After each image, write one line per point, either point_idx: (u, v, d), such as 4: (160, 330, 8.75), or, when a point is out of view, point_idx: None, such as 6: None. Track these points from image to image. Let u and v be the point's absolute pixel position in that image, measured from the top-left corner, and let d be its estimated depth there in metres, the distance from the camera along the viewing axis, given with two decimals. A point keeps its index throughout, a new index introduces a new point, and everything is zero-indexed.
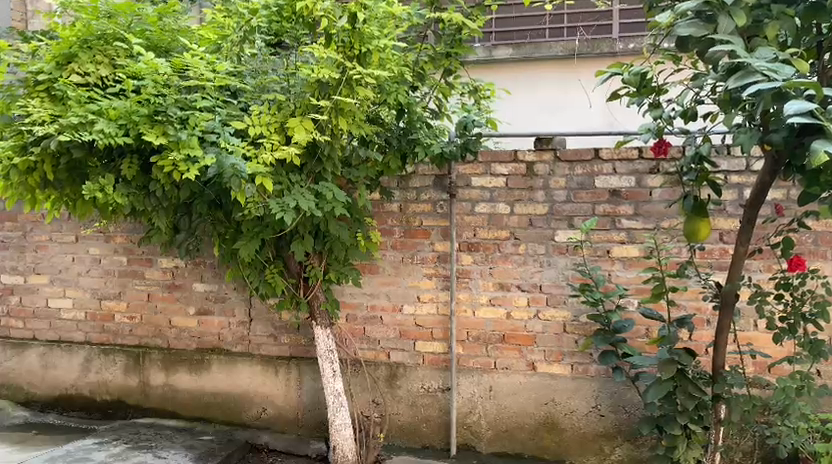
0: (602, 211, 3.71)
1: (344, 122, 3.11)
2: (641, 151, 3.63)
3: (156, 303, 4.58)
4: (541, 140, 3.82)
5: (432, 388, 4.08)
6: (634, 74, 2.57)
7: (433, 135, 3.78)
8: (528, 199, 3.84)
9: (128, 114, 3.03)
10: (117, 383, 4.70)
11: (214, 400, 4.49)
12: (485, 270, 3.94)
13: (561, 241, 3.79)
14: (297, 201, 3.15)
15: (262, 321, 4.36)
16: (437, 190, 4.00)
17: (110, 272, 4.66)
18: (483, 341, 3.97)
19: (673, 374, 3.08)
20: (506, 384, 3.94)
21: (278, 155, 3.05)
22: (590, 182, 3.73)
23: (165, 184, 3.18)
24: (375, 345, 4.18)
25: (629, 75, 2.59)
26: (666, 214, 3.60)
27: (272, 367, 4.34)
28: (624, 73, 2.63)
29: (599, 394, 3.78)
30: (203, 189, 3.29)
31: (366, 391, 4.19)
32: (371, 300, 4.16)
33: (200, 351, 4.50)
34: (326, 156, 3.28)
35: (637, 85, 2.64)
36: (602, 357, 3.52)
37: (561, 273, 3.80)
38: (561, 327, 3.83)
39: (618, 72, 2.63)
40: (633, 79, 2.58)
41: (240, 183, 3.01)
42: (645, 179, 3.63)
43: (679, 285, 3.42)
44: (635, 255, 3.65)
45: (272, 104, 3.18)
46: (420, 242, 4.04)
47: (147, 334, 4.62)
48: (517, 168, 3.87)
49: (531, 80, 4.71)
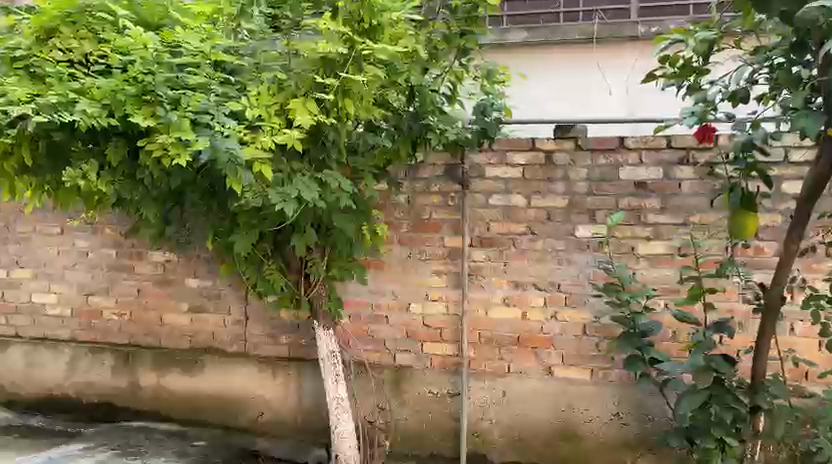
0: (628, 205, 3.44)
1: (351, 103, 2.85)
2: (670, 140, 3.37)
3: (148, 299, 4.31)
4: (562, 128, 3.55)
5: (440, 393, 3.81)
6: (702, 40, 2.38)
7: (447, 121, 3.48)
8: (546, 190, 3.57)
9: (113, 93, 2.75)
10: (105, 384, 4.42)
11: (208, 403, 4.21)
12: (499, 268, 3.67)
13: (582, 237, 3.52)
14: (300, 191, 2.86)
15: (259, 319, 4.08)
16: (448, 181, 3.72)
17: (98, 266, 4.38)
18: (496, 343, 3.71)
19: (709, 383, 2.85)
20: (520, 389, 3.68)
21: (278, 139, 2.79)
22: (615, 173, 3.46)
23: (153, 171, 2.89)
24: (380, 346, 3.90)
25: (696, 42, 2.40)
26: (696, 208, 3.34)
27: (270, 368, 4.07)
28: (690, 40, 2.45)
29: (621, 401, 3.52)
30: (195, 178, 2.99)
31: (370, 396, 3.91)
32: (377, 298, 3.88)
33: (193, 351, 4.23)
34: (331, 141, 3.01)
35: (702, 55, 2.43)
36: (630, 362, 3.26)
37: (581, 271, 3.54)
38: (581, 329, 3.56)
39: (683, 39, 2.49)
40: (700, 45, 2.40)
41: (236, 169, 2.72)
42: (674, 170, 3.37)
43: (715, 285, 3.14)
44: (663, 253, 3.39)
45: (271, 84, 2.91)
46: (429, 236, 3.76)
47: (137, 332, 4.35)
48: (536, 157, 3.59)
49: (550, 67, 4.39)
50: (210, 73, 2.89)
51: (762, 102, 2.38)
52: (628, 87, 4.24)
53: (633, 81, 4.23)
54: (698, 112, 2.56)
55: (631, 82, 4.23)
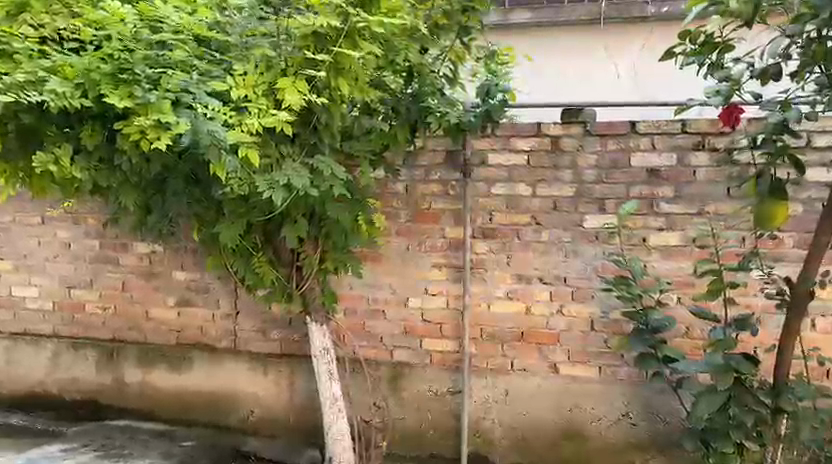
0: (639, 193, 3.25)
1: (346, 83, 2.65)
2: (685, 124, 3.18)
3: (132, 292, 4.10)
4: (569, 112, 3.34)
5: (440, 392, 3.61)
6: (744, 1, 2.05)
7: (447, 105, 3.30)
8: (552, 178, 3.37)
9: (86, 71, 2.53)
10: (88, 382, 4.22)
11: (196, 401, 4.01)
12: (503, 260, 3.47)
13: (590, 228, 3.32)
14: (289, 178, 2.66)
15: (249, 313, 3.89)
16: (448, 169, 3.51)
17: (81, 258, 4.17)
18: (499, 339, 3.51)
19: (731, 384, 2.64)
20: (524, 388, 3.49)
21: (266, 121, 2.59)
22: (626, 160, 3.26)
23: (131, 157, 2.67)
24: (377, 342, 3.70)
25: (736, 2, 2.05)
26: (712, 197, 3.15)
27: (261, 364, 3.88)
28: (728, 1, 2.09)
29: (630, 401, 3.33)
30: (177, 165, 2.78)
31: (366, 395, 3.72)
32: (373, 291, 3.68)
33: (180, 347, 4.03)
34: (324, 124, 2.80)
35: (744, 20, 2.08)
36: (642, 361, 3.05)
37: (588, 264, 3.34)
38: (589, 325, 3.37)
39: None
40: (741, 7, 2.06)
41: (219, 154, 2.52)
42: (689, 156, 3.17)
43: (735, 278, 2.94)
44: (676, 244, 3.20)
45: (258, 62, 2.68)
46: (428, 227, 3.56)
47: (121, 327, 4.15)
48: (541, 143, 3.38)
49: (556, 49, 4.17)
50: (194, 49, 2.72)
51: (796, 80, 2.20)
52: (637, 76, 4.06)
53: (643, 65, 4.04)
54: (724, 91, 2.37)
55: (641, 69, 4.05)
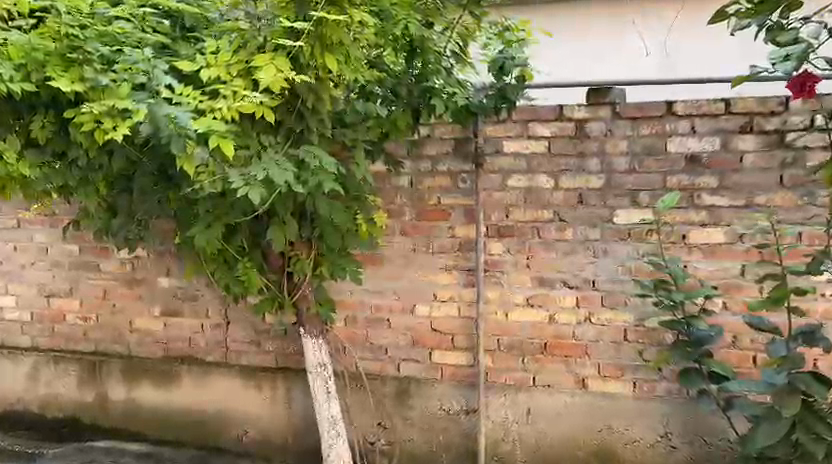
0: (678, 184, 2.84)
1: (334, 59, 2.26)
2: (729, 103, 2.78)
3: (115, 301, 3.75)
4: (596, 92, 2.94)
5: (452, 410, 3.22)
6: None
7: (455, 85, 2.92)
8: (577, 168, 2.96)
9: (32, 51, 2.14)
10: (70, 399, 3.87)
11: (185, 420, 3.66)
12: (521, 262, 3.07)
13: (621, 224, 2.92)
14: (267, 172, 2.26)
15: (241, 323, 3.52)
16: (458, 160, 3.11)
17: (59, 264, 3.82)
18: (517, 350, 3.11)
19: (798, 409, 2.24)
20: (548, 406, 3.09)
21: (240, 105, 2.20)
22: (661, 146, 2.86)
23: (87, 151, 2.31)
24: (381, 355, 3.31)
25: None
26: (762, 187, 2.75)
27: (254, 380, 3.52)
28: None
29: (670, 420, 2.92)
30: (141, 160, 2.41)
31: (370, 414, 3.34)
32: (376, 298, 3.29)
33: (167, 361, 3.67)
34: (310, 108, 2.41)
35: None
36: (684, 377, 2.65)
37: (620, 265, 2.94)
38: (620, 334, 2.96)
39: None
40: None
41: (184, 143, 2.15)
42: (734, 140, 2.77)
43: (798, 281, 2.52)
44: (720, 242, 2.80)
45: (233, 39, 2.32)
46: (437, 225, 3.16)
47: (104, 338, 3.79)
48: (564, 129, 2.98)
49: (578, 24, 3.77)
50: (148, 20, 2.41)
51: None
52: (667, 47, 3.61)
53: (675, 38, 3.60)
54: (796, 55, 2.02)
55: (672, 41, 3.60)
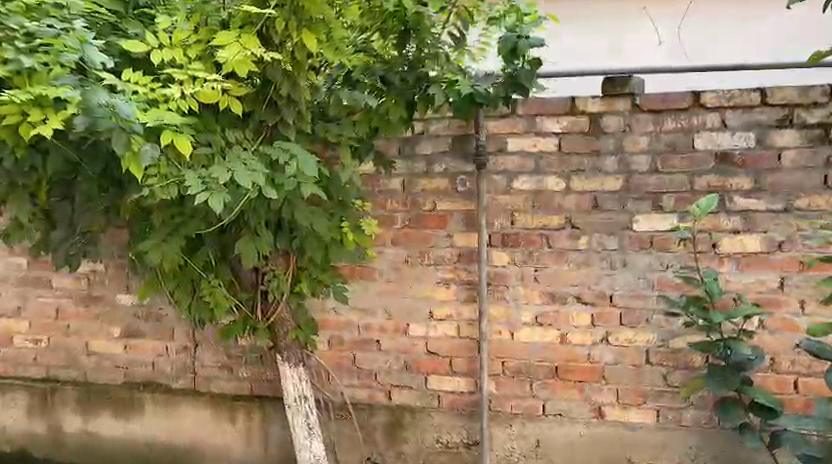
0: (706, 185, 2.49)
1: (314, 38, 1.90)
2: (765, 94, 2.43)
3: (69, 321, 3.32)
4: (612, 82, 2.58)
5: (451, 443, 2.84)
6: None
7: (456, 71, 2.51)
8: (591, 168, 2.60)
9: None
10: (19, 431, 3.44)
11: (149, 454, 3.24)
12: (529, 275, 2.70)
13: (643, 231, 2.57)
14: (232, 174, 1.88)
15: (210, 345, 3.11)
16: (456, 159, 2.74)
17: (5, 280, 3.39)
18: (526, 375, 2.74)
19: None
20: (560, 437, 2.72)
21: (200, 92, 1.84)
22: (687, 142, 2.51)
23: (14, 149, 1.91)
24: (369, 381, 2.92)
25: None
26: (805, 189, 2.40)
27: (226, 410, 3.11)
28: None
29: (698, 454, 2.58)
30: (85, 161, 2.05)
31: (357, 448, 2.95)
32: (364, 317, 2.90)
33: (128, 388, 3.26)
34: (286, 97, 2.02)
35: None
36: (723, 411, 2.33)
37: (641, 278, 2.58)
38: (642, 357, 2.61)
39: None
40: None
41: (128, 140, 1.76)
42: (771, 135, 2.43)
43: None
44: (756, 252, 2.46)
45: (193, 16, 1.95)
46: (433, 234, 2.78)
47: (57, 363, 3.37)
48: (576, 123, 2.62)
49: (583, 9, 3.40)
50: None
51: None
52: (682, 36, 3.28)
53: (689, 26, 3.27)
54: None
55: (686, 30, 3.28)
